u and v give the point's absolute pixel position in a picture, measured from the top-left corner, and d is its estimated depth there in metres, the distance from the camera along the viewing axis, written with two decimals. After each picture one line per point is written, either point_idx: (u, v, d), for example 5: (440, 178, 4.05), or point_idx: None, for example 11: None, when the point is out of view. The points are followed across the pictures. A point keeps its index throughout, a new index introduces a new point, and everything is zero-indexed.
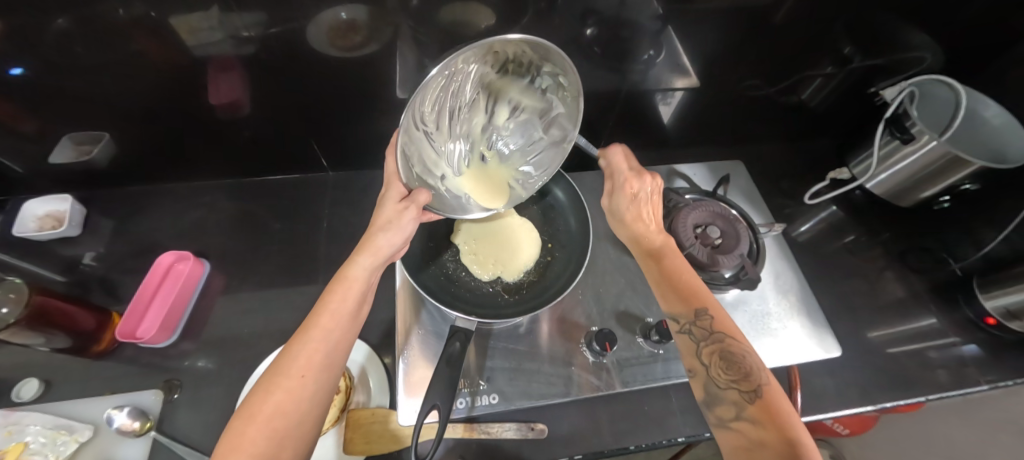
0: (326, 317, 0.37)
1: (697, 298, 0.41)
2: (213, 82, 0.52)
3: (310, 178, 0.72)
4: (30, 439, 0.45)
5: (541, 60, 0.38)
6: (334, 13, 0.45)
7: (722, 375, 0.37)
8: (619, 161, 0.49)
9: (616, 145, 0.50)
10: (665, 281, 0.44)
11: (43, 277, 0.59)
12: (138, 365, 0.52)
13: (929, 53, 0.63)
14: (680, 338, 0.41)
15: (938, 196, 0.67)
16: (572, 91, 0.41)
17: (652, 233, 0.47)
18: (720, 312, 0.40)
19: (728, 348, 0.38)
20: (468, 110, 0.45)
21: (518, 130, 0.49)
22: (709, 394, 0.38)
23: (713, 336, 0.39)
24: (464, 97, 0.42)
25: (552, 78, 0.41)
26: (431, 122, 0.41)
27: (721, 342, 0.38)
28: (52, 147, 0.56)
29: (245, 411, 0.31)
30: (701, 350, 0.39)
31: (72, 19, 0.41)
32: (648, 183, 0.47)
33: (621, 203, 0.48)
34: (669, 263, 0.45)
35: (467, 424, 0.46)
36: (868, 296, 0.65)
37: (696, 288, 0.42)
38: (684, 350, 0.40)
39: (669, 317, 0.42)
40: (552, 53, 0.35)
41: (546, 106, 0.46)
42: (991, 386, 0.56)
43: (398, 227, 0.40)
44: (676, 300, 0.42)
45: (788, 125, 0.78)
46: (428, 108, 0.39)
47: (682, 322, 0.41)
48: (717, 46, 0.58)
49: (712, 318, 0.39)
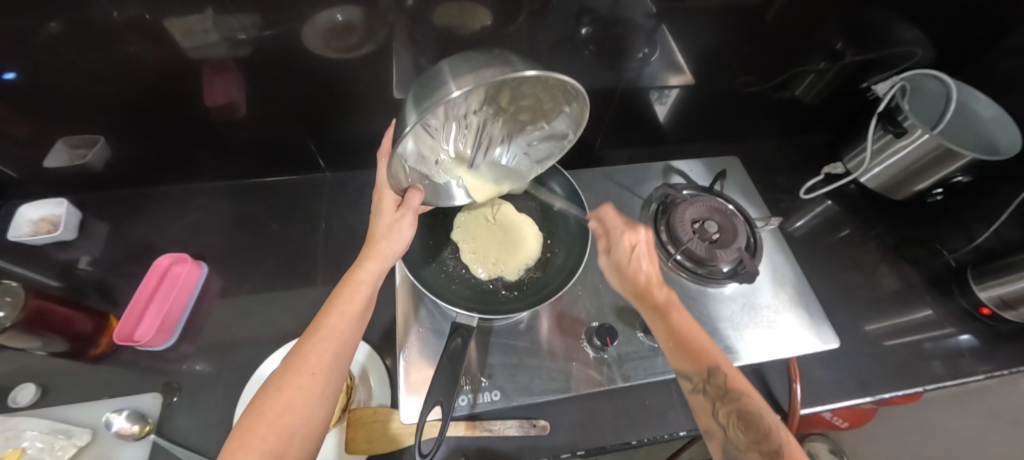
0: (335, 317, 0.37)
1: (707, 355, 0.40)
2: (209, 84, 0.51)
3: (306, 179, 0.72)
4: (27, 444, 0.44)
5: (550, 79, 0.32)
6: (330, 14, 0.45)
7: (740, 436, 0.36)
8: (613, 219, 0.49)
9: (606, 206, 0.50)
10: (672, 340, 0.42)
11: (38, 282, 0.59)
12: (136, 368, 0.52)
13: (920, 49, 0.64)
14: (694, 398, 0.40)
15: (932, 189, 0.67)
16: (579, 101, 0.36)
17: (655, 287, 0.45)
18: (732, 367, 0.39)
19: (744, 406, 0.36)
20: (468, 104, 0.39)
21: (518, 123, 0.44)
22: (729, 456, 0.36)
23: (728, 395, 0.37)
24: (463, 98, 0.37)
25: (561, 87, 0.35)
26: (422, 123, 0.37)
27: (735, 401, 0.37)
28: (46, 151, 0.56)
29: (254, 408, 0.31)
30: (717, 411, 0.38)
31: (67, 23, 0.41)
32: (642, 233, 0.47)
33: (621, 256, 0.47)
34: (676, 319, 0.43)
35: (469, 422, 0.46)
36: (865, 289, 0.66)
37: (704, 344, 0.41)
38: (699, 411, 0.39)
39: (680, 377, 0.41)
40: (566, 80, 0.30)
41: (551, 107, 0.40)
42: (987, 376, 0.57)
43: (396, 233, 0.42)
44: (685, 360, 0.40)
45: (784, 121, 0.79)
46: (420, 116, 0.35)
47: (695, 383, 0.39)
48: (710, 43, 0.58)
49: (724, 376, 0.38)
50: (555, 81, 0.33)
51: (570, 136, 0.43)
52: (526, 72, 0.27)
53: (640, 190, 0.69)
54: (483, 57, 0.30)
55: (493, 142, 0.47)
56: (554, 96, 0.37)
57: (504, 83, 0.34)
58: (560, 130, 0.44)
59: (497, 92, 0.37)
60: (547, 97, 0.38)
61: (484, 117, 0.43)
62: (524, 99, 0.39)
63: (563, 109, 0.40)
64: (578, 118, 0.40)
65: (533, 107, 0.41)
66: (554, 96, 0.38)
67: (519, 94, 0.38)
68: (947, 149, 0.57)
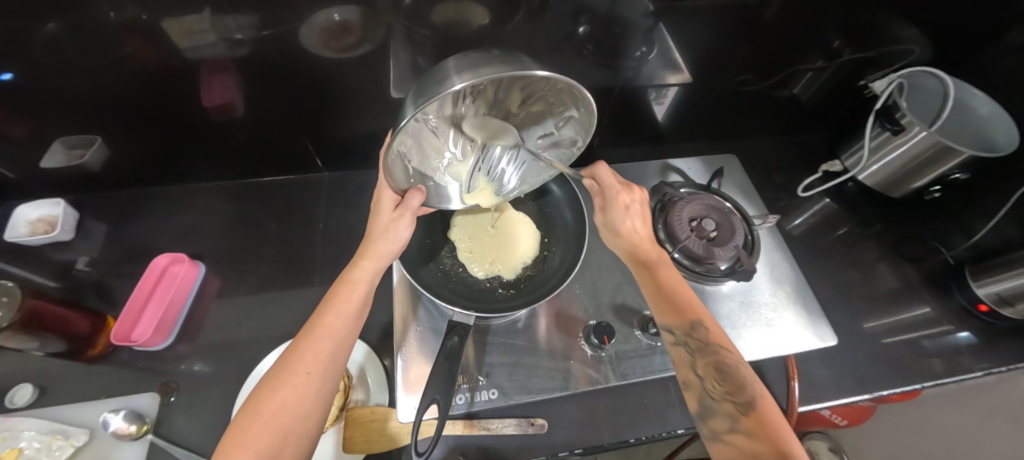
0: (331, 316, 0.37)
1: (692, 311, 0.41)
2: (206, 84, 0.51)
3: (304, 178, 0.72)
4: (25, 444, 0.44)
5: (558, 82, 0.33)
6: (327, 14, 0.45)
7: (716, 387, 0.37)
8: (608, 177, 0.47)
9: (603, 163, 0.48)
10: (659, 294, 0.43)
11: (36, 282, 0.59)
12: (134, 368, 0.52)
13: (917, 46, 0.64)
14: (675, 350, 0.40)
15: (929, 186, 0.67)
16: (589, 107, 0.36)
17: (646, 244, 0.45)
18: (714, 324, 0.40)
19: (723, 359, 0.38)
20: (477, 104, 0.39)
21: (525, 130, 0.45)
22: (703, 405, 0.37)
23: (710, 349, 0.38)
24: (473, 97, 0.37)
25: (570, 93, 0.36)
26: (430, 121, 0.38)
27: (715, 354, 0.38)
28: (43, 152, 0.56)
29: (250, 408, 0.31)
30: (697, 362, 0.38)
31: (63, 23, 0.41)
32: (637, 195, 0.47)
33: (616, 215, 0.46)
34: (665, 277, 0.44)
35: (467, 421, 0.46)
36: (863, 287, 0.66)
37: (690, 300, 0.42)
38: (678, 362, 0.40)
39: (663, 330, 0.41)
40: (574, 83, 0.31)
41: (559, 113, 0.41)
42: (984, 373, 0.57)
43: (395, 233, 0.42)
44: (670, 313, 0.41)
45: (782, 118, 0.79)
46: (429, 111, 0.35)
47: (677, 335, 0.40)
48: (708, 41, 0.58)
49: (708, 331, 0.39)
50: (567, 84, 0.33)
51: (579, 141, 0.43)
52: (536, 71, 0.28)
53: None
54: (483, 56, 0.30)
55: None
56: (563, 101, 0.38)
57: (513, 85, 0.35)
58: (569, 136, 0.44)
59: (505, 95, 0.37)
60: (556, 102, 0.38)
61: (493, 119, 0.43)
62: (533, 103, 0.39)
63: (571, 115, 0.40)
64: (586, 124, 0.40)
65: (542, 113, 0.41)
66: (564, 101, 0.38)
67: (529, 97, 0.38)
68: (944, 146, 0.57)
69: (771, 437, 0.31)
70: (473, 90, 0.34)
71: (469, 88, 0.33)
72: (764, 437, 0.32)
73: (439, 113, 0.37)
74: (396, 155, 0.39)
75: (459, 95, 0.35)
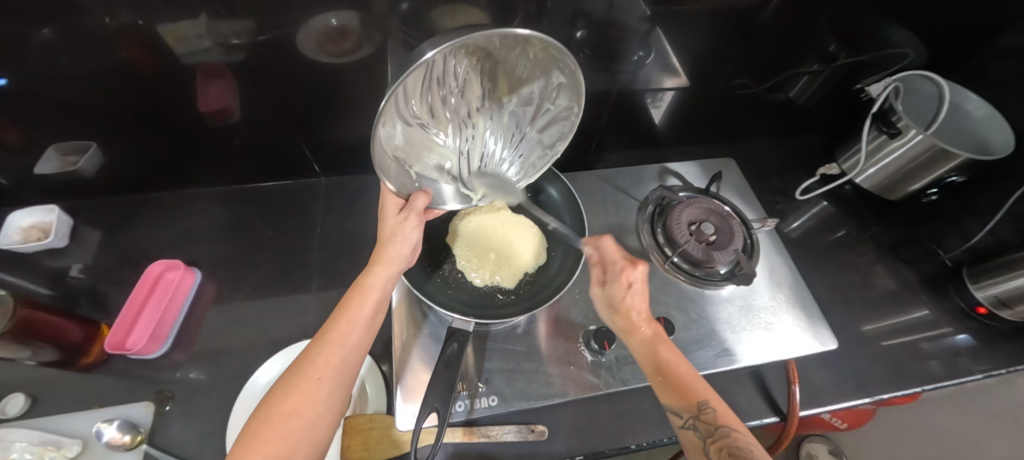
0: (344, 321, 0.36)
1: (696, 391, 0.39)
2: (202, 89, 0.51)
3: (301, 184, 0.72)
4: (15, 456, 0.43)
5: (536, 40, 0.33)
6: (324, 20, 0.45)
7: None
8: (612, 252, 0.48)
9: (606, 237, 0.49)
10: (662, 376, 0.41)
11: (30, 291, 0.58)
12: (128, 377, 0.51)
13: (911, 50, 0.64)
14: (684, 433, 0.37)
15: (926, 189, 0.68)
16: (572, 70, 0.38)
17: (641, 324, 0.44)
18: (725, 406, 0.37)
19: (735, 441, 0.34)
20: (466, 94, 0.42)
21: (520, 107, 0.46)
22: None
23: (719, 430, 0.35)
24: (461, 84, 0.40)
25: (552, 55, 0.37)
26: (420, 103, 0.38)
27: (725, 436, 0.35)
28: (37, 157, 0.55)
29: (261, 412, 0.31)
30: (709, 447, 0.35)
31: (57, 29, 0.40)
32: (641, 271, 0.45)
33: (615, 292, 0.46)
34: (666, 355, 0.42)
35: (467, 428, 0.46)
36: (861, 289, 0.66)
37: (695, 380, 0.40)
38: (690, 447, 0.37)
39: (669, 412, 0.39)
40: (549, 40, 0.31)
41: (547, 81, 0.42)
42: (984, 375, 0.57)
43: (403, 237, 0.41)
44: (675, 395, 0.39)
45: (778, 122, 0.79)
46: (422, 102, 0.38)
47: (685, 418, 0.38)
48: (704, 45, 0.58)
49: (714, 411, 0.37)
50: (544, 50, 0.36)
51: (574, 110, 0.45)
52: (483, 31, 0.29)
53: (636, 192, 0.69)
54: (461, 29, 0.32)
55: (500, 141, 0.49)
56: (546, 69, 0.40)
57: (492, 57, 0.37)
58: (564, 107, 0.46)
59: (491, 63, 0.38)
60: (541, 75, 0.41)
61: (487, 113, 0.46)
62: (517, 80, 0.42)
63: (559, 83, 0.42)
64: (574, 88, 0.41)
65: (529, 81, 0.42)
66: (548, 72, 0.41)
67: (511, 76, 0.41)
68: (941, 149, 0.57)
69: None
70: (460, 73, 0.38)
71: (451, 58, 0.34)
72: None
73: (432, 107, 0.40)
74: (394, 150, 0.39)
75: (444, 77, 0.37)
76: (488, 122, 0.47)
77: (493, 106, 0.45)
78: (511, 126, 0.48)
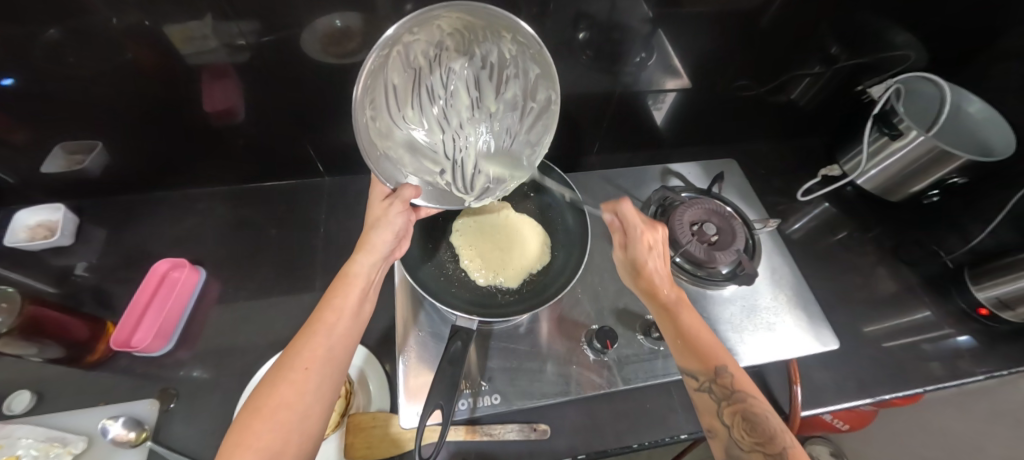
0: (330, 312, 0.37)
1: (714, 355, 0.39)
2: (207, 89, 0.51)
3: (304, 184, 0.72)
4: (21, 452, 0.43)
5: (487, 21, 0.38)
6: (329, 21, 0.45)
7: (745, 437, 0.35)
8: (632, 215, 0.46)
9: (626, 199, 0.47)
10: (681, 338, 0.41)
11: (35, 289, 0.58)
12: (132, 375, 0.52)
13: (913, 52, 0.65)
14: (698, 396, 0.39)
15: (927, 191, 0.68)
16: (532, 46, 0.39)
17: (664, 286, 0.44)
18: (742, 371, 0.38)
19: (751, 408, 0.36)
20: (453, 101, 0.47)
21: (509, 109, 0.48)
22: (731, 456, 0.36)
23: (735, 396, 0.37)
24: (445, 90, 0.46)
25: (515, 43, 0.40)
26: (410, 101, 0.44)
27: (742, 402, 0.36)
28: (43, 157, 0.56)
29: (250, 406, 0.31)
30: (723, 410, 0.37)
31: (65, 29, 0.41)
32: (660, 233, 0.46)
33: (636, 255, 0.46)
34: (684, 318, 0.42)
35: (469, 426, 0.46)
36: (863, 290, 0.66)
37: (713, 344, 0.40)
38: (703, 409, 0.38)
39: (685, 375, 0.40)
40: (488, 10, 0.36)
41: (525, 77, 0.44)
42: (986, 376, 0.57)
43: (387, 223, 0.41)
44: (693, 358, 0.40)
45: (780, 123, 0.80)
46: (407, 102, 0.44)
47: (702, 382, 0.39)
48: (706, 47, 0.59)
49: (732, 376, 0.37)
50: (498, 36, 0.40)
51: (553, 98, 0.44)
52: (430, 9, 0.35)
53: (638, 192, 0.69)
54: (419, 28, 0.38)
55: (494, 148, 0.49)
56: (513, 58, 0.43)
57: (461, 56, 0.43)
58: (547, 100, 0.45)
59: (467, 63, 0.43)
60: (516, 72, 0.44)
61: (478, 121, 0.49)
62: (495, 81, 0.46)
63: (535, 75, 0.43)
64: (548, 75, 0.42)
65: (509, 78, 0.45)
66: (520, 66, 0.43)
67: (490, 77, 0.45)
68: (941, 151, 0.58)
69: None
70: (437, 76, 0.44)
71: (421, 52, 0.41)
72: None
73: (421, 111, 0.46)
74: (385, 145, 0.42)
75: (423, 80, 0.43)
76: (481, 131, 0.49)
77: (483, 110, 0.48)
78: (503, 133, 0.48)
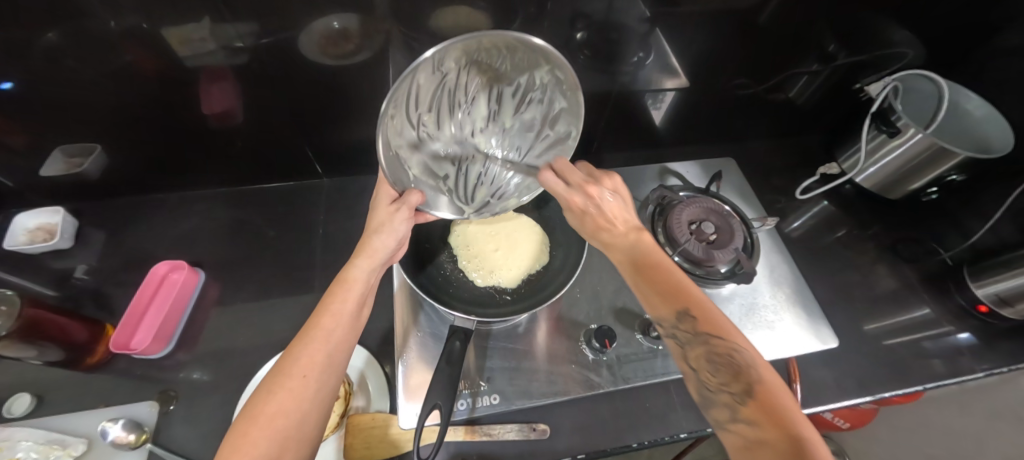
0: (327, 318, 0.36)
1: (678, 297, 0.38)
2: (206, 91, 0.52)
3: (303, 185, 0.72)
4: (21, 455, 0.43)
5: (539, 53, 0.38)
6: (326, 22, 0.45)
7: (712, 378, 0.35)
8: (556, 185, 0.40)
9: (545, 176, 0.40)
10: (646, 284, 0.39)
11: (34, 292, 0.58)
12: (132, 377, 0.52)
13: (910, 50, 0.65)
14: (666, 341, 0.38)
15: (926, 187, 0.67)
16: (572, 88, 0.41)
17: (618, 236, 0.42)
18: (708, 308, 0.37)
19: (716, 347, 0.35)
20: (470, 109, 0.46)
21: (522, 129, 0.49)
22: (704, 396, 0.36)
23: (699, 337, 0.36)
24: (465, 97, 0.44)
25: (553, 76, 0.41)
26: (431, 104, 0.42)
27: (707, 344, 0.35)
28: (43, 160, 0.56)
29: (247, 414, 0.31)
30: (688, 353, 0.36)
31: (63, 32, 0.41)
32: (616, 179, 0.42)
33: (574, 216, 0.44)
34: (646, 264, 0.40)
35: (468, 427, 0.46)
36: (862, 288, 0.66)
37: (676, 285, 0.38)
38: (672, 352, 0.38)
39: (652, 321, 0.39)
40: (547, 49, 0.36)
41: (549, 105, 0.46)
42: (986, 373, 0.57)
43: (391, 229, 0.40)
44: (659, 303, 0.38)
45: (778, 121, 0.80)
46: (426, 104, 0.41)
47: (667, 327, 0.38)
48: (704, 46, 0.59)
49: (695, 317, 0.36)
50: (540, 66, 0.40)
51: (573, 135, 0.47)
52: (496, 30, 0.33)
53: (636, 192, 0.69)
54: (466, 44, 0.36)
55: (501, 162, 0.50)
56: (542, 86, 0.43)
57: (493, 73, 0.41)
58: (564, 133, 0.48)
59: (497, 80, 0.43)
60: (540, 97, 0.45)
61: (488, 132, 0.49)
62: (516, 101, 0.46)
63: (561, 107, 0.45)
64: (575, 111, 0.45)
65: (531, 102, 0.46)
66: (547, 95, 0.45)
67: (512, 96, 0.46)
68: (940, 148, 0.58)
69: (779, 424, 0.29)
70: (463, 84, 0.42)
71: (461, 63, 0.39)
72: (768, 424, 0.30)
73: (436, 113, 0.44)
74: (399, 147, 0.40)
75: (449, 87, 0.41)
76: (490, 142, 0.49)
77: (496, 124, 0.48)
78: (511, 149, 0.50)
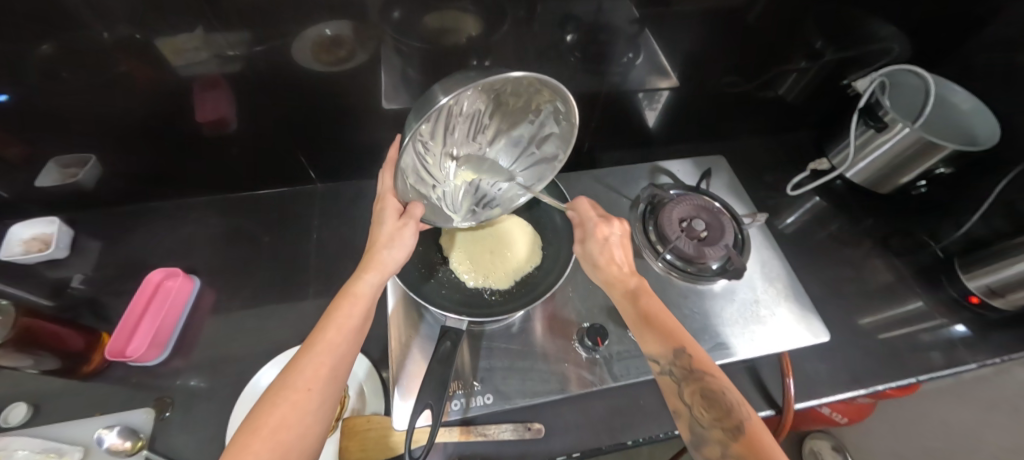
0: (332, 330, 0.36)
1: (674, 337, 0.41)
2: (200, 100, 0.52)
3: (298, 191, 0.73)
4: None
5: (549, 91, 0.38)
6: (319, 29, 0.46)
7: (705, 413, 0.37)
8: (587, 209, 0.50)
9: (581, 197, 0.51)
10: (641, 325, 0.43)
11: (32, 301, 0.59)
12: (129, 384, 0.52)
13: (896, 45, 0.66)
14: (662, 378, 0.40)
15: (915, 181, 0.68)
16: (569, 119, 0.42)
17: (626, 274, 0.47)
18: (699, 350, 0.40)
19: (708, 385, 0.37)
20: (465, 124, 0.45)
21: (510, 143, 0.50)
22: (695, 433, 0.37)
23: (693, 375, 0.38)
24: (463, 116, 0.42)
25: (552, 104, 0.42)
26: (431, 127, 0.40)
27: (701, 380, 0.38)
28: (39, 170, 0.56)
29: (248, 426, 0.30)
30: (682, 390, 0.39)
31: (58, 44, 0.42)
32: (615, 226, 0.48)
33: (593, 248, 0.48)
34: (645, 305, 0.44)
35: (463, 427, 0.46)
36: (855, 282, 0.67)
37: (671, 326, 0.42)
38: (666, 390, 0.40)
39: (648, 359, 0.41)
40: (557, 91, 0.36)
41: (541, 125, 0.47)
42: (980, 364, 0.57)
43: (400, 242, 0.41)
44: (654, 342, 0.41)
45: (768, 119, 0.80)
46: (427, 127, 0.39)
47: (663, 364, 0.40)
48: (693, 46, 0.59)
49: (690, 356, 0.39)
50: (544, 94, 0.39)
51: (560, 157, 0.48)
52: (515, 73, 0.32)
53: (628, 190, 0.70)
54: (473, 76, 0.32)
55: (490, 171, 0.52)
56: (541, 110, 0.44)
57: (496, 96, 0.40)
58: (551, 152, 0.49)
59: (497, 101, 0.42)
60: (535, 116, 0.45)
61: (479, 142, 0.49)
62: (510, 118, 0.46)
63: (553, 130, 0.46)
64: (565, 138, 0.46)
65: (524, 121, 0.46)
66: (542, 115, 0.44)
67: (507, 114, 0.45)
68: (928, 142, 0.58)
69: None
70: (465, 106, 0.40)
71: (467, 94, 0.37)
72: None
73: (434, 132, 0.42)
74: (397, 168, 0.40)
75: (451, 111, 0.39)
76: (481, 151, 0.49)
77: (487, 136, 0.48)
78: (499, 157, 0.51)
